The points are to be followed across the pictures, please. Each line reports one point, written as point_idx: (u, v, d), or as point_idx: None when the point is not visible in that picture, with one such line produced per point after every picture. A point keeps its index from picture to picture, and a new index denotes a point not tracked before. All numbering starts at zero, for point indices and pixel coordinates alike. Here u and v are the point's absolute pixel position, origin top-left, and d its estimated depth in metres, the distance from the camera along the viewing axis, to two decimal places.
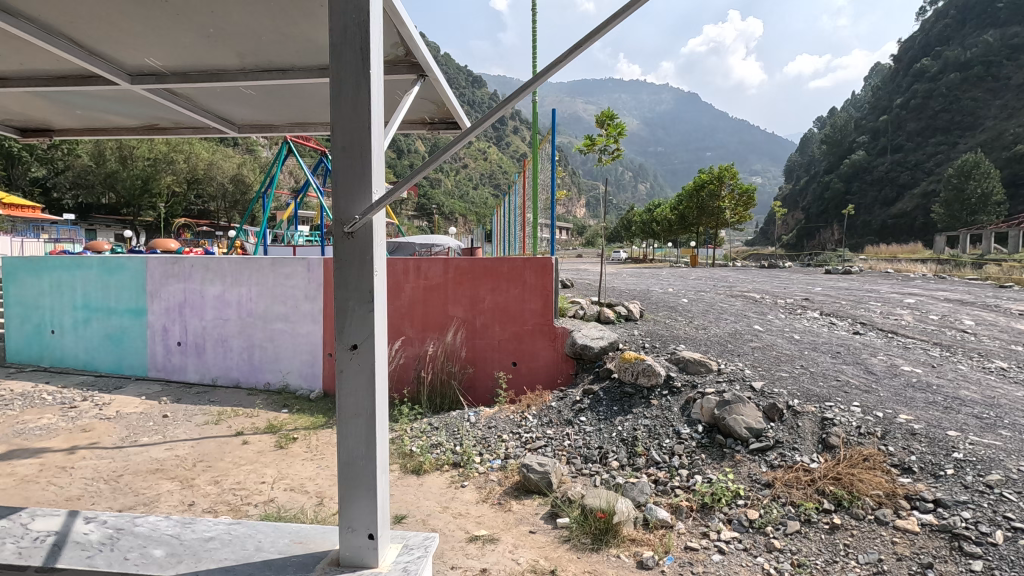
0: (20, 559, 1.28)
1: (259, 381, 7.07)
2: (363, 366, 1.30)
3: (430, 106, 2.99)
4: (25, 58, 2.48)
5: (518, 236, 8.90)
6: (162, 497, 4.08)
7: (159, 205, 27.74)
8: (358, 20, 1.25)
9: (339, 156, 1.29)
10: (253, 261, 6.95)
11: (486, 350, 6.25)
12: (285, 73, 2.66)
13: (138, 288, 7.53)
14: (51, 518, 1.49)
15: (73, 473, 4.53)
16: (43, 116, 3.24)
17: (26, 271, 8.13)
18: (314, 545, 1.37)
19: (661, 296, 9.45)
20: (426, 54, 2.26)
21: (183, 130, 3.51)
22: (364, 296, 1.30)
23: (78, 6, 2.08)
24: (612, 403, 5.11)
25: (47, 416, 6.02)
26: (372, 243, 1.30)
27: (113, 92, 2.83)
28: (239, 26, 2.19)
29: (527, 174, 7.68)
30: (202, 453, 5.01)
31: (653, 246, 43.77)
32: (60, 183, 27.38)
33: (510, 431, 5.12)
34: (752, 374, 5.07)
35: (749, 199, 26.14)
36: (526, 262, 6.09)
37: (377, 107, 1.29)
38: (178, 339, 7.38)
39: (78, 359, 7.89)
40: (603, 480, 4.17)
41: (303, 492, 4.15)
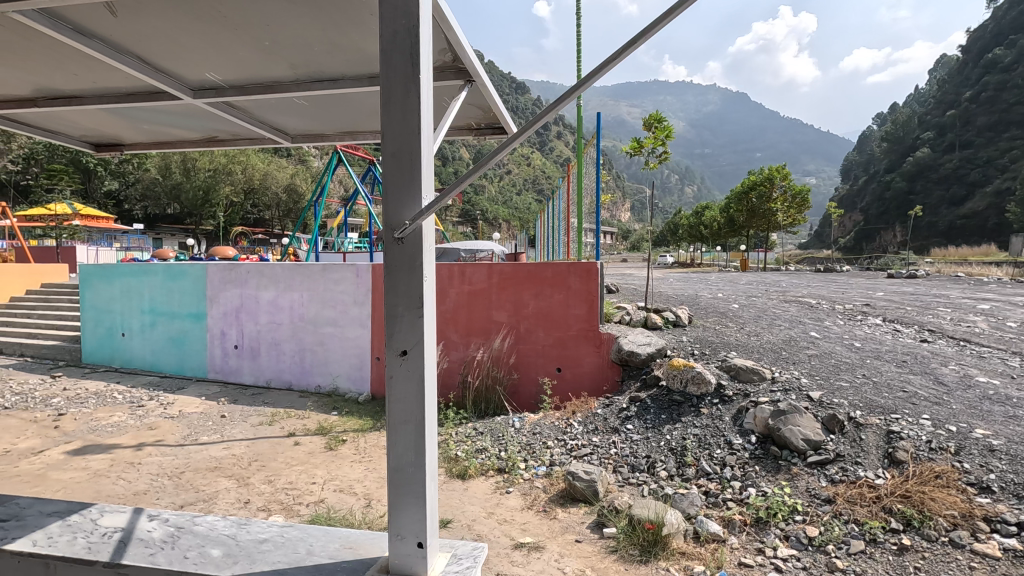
0: (88, 553, 1.29)
1: (310, 383, 7.28)
2: (412, 371, 1.29)
3: (476, 111, 2.96)
4: (96, 76, 2.60)
5: (562, 242, 8.87)
6: (220, 494, 4.24)
7: (219, 214, 29.26)
8: (407, 26, 1.24)
9: (389, 162, 1.29)
10: (304, 267, 7.19)
11: (531, 355, 6.21)
12: (336, 82, 2.69)
13: (198, 293, 7.90)
14: (118, 514, 1.51)
15: (139, 469, 4.78)
16: (115, 130, 3.44)
17: (98, 277, 8.65)
18: (364, 551, 1.36)
19: (710, 301, 9.19)
20: (475, 61, 2.23)
21: (240, 141, 3.63)
22: (414, 302, 1.28)
23: (145, 27, 2.17)
24: (660, 411, 4.98)
25: (117, 414, 6.38)
26: (421, 249, 1.29)
27: (178, 107, 2.96)
28: (291, 37, 2.23)
29: (571, 179, 7.64)
30: (256, 453, 5.19)
31: (700, 250, 42.81)
32: (131, 195, 29.37)
33: (555, 438, 5.07)
34: (809, 383, 4.84)
35: (802, 201, 25.08)
36: (569, 266, 6.04)
37: (427, 112, 1.29)
38: (235, 342, 7.69)
39: (145, 360, 8.35)
40: (651, 490, 4.06)
41: (352, 493, 4.24)
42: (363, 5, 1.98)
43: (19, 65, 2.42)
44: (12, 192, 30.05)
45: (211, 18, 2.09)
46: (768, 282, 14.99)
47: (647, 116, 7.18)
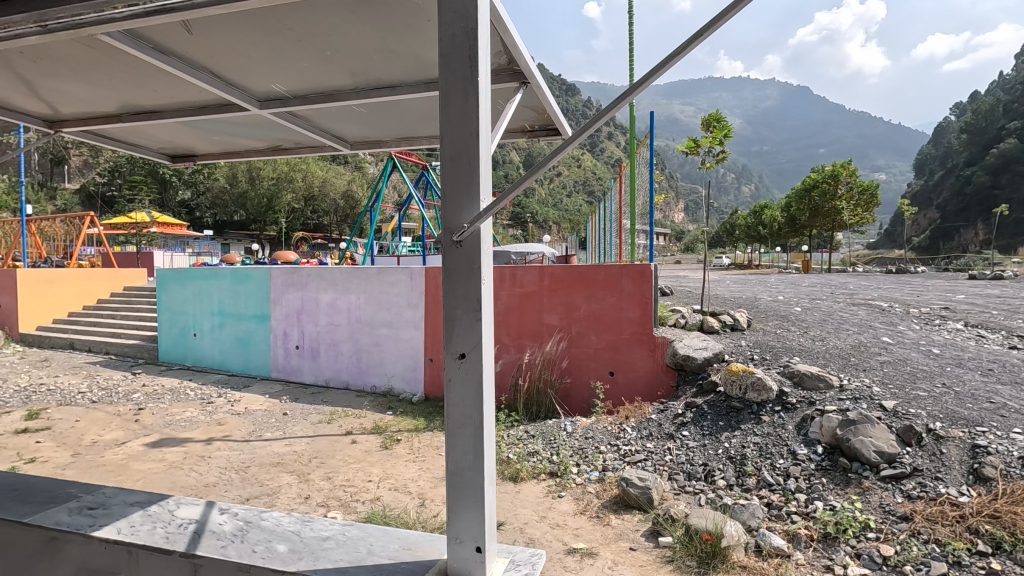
0: (166, 543, 1.34)
1: (366, 383, 7.49)
2: (470, 375, 1.26)
3: (530, 113, 2.92)
4: (174, 91, 2.73)
5: (614, 244, 8.74)
6: (283, 489, 4.42)
7: (281, 221, 30.68)
8: (466, 28, 1.21)
9: (447, 165, 1.27)
10: (360, 271, 7.41)
11: (583, 358, 6.15)
12: (393, 89, 2.73)
13: (263, 295, 8.28)
14: (193, 506, 1.57)
15: (210, 462, 5.05)
16: (189, 142, 3.64)
17: (173, 281, 9.22)
18: (422, 552, 1.36)
19: (770, 304, 8.82)
20: (530, 62, 2.18)
21: (302, 150, 3.77)
22: (472, 305, 1.26)
23: (216, 43, 2.23)
24: (717, 418, 4.81)
25: (190, 410, 6.77)
26: (480, 252, 1.27)
27: (246, 118, 3.09)
28: (352, 46, 2.26)
29: (623, 180, 7.54)
30: (316, 450, 5.38)
31: (757, 251, 41.23)
32: (202, 203, 31.28)
33: (607, 443, 4.98)
34: (881, 392, 4.55)
35: (870, 198, 23.66)
36: (622, 268, 5.94)
37: (485, 114, 1.27)
38: (297, 343, 8.00)
39: (215, 359, 8.84)
40: (709, 500, 3.91)
41: (406, 492, 4.32)
42: (421, 11, 1.98)
43: (108, 85, 2.59)
44: (100, 202, 32.67)
45: (279, 35, 2.15)
46: (833, 283, 14.35)
47: (706, 115, 7.08)
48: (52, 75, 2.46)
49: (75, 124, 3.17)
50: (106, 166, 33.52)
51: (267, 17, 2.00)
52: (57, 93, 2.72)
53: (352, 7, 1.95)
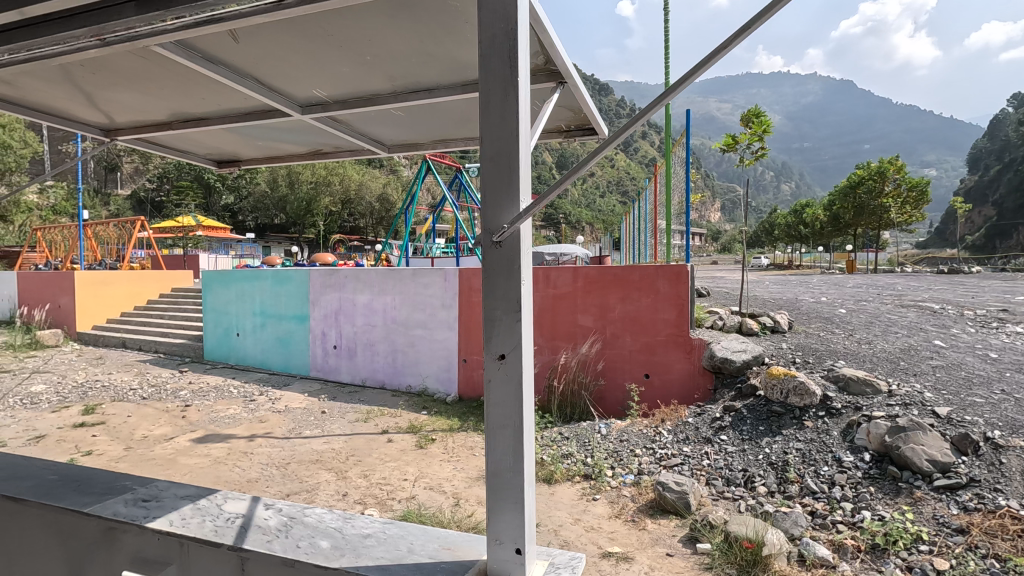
0: (215, 536, 1.38)
1: (401, 383, 7.59)
2: (510, 376, 1.24)
3: (568, 113, 2.88)
4: (220, 99, 2.81)
5: (648, 245, 8.61)
6: (321, 485, 4.52)
7: (319, 224, 31.45)
8: (506, 29, 1.20)
9: (487, 165, 1.25)
10: (396, 272, 7.52)
11: (618, 360, 6.08)
12: (430, 92, 2.74)
13: (302, 296, 8.50)
14: (239, 501, 1.61)
15: (252, 459, 5.20)
16: (234, 148, 3.77)
17: (217, 282, 9.56)
18: (462, 552, 1.35)
19: (813, 305, 8.53)
20: (568, 62, 2.13)
21: (342, 154, 3.84)
22: (512, 306, 1.23)
23: (260, 50, 2.28)
24: (758, 422, 4.68)
25: (233, 407, 7.00)
26: (520, 252, 1.23)
27: (288, 123, 3.16)
28: (391, 50, 2.27)
29: (658, 180, 7.43)
30: (353, 448, 5.48)
31: (798, 251, 39.99)
32: (244, 208, 32.34)
33: (643, 446, 4.91)
34: (934, 397, 4.35)
35: (920, 194, 22.64)
36: (658, 269, 5.86)
37: (525, 113, 1.24)
38: (334, 342, 8.18)
39: (256, 358, 9.11)
40: (749, 507, 3.80)
41: (441, 492, 4.36)
42: (459, 14, 1.98)
43: (159, 93, 2.69)
44: (150, 207, 34.18)
45: (321, 42, 2.19)
46: (879, 284, 13.83)
47: (746, 111, 6.90)
48: (108, 86, 2.58)
49: (129, 132, 3.32)
50: (155, 172, 35.03)
51: (309, 23, 2.03)
52: (112, 103, 2.84)
53: (391, 11, 1.95)
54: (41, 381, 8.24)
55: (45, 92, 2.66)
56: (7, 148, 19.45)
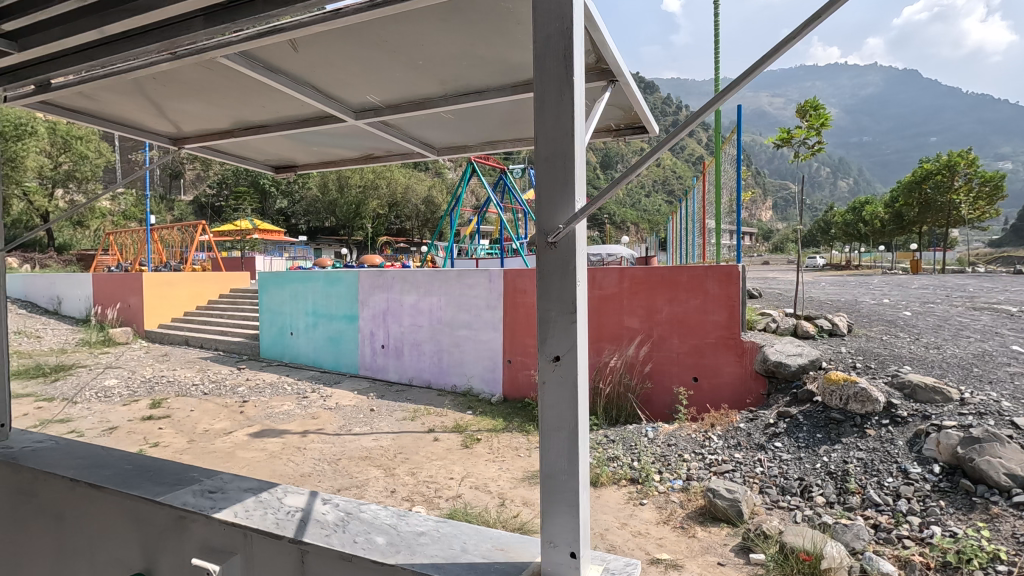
0: (277, 528, 1.43)
1: (447, 382, 7.69)
2: (566, 378, 1.21)
3: (618, 112, 2.82)
4: (278, 106, 2.92)
5: (697, 246, 8.39)
6: (370, 482, 4.63)
7: (367, 226, 32.29)
8: (561, 28, 1.19)
9: (542, 166, 1.24)
10: (442, 273, 7.62)
11: (665, 363, 5.96)
12: (480, 94, 2.76)
13: (351, 297, 8.74)
14: (298, 495, 1.66)
15: (305, 453, 5.38)
16: (290, 154, 3.91)
17: (272, 283, 9.95)
18: (515, 554, 1.35)
19: (874, 307, 8.11)
20: (620, 60, 2.09)
21: (392, 157, 3.92)
22: (567, 307, 1.21)
23: (317, 59, 2.34)
24: (815, 429, 4.49)
25: (287, 404, 7.27)
26: (575, 253, 1.21)
27: (342, 129, 3.25)
28: (443, 54, 2.30)
29: (707, 178, 7.24)
30: (401, 445, 5.59)
31: (857, 250, 38.10)
32: (297, 212, 33.56)
33: (691, 451, 4.79)
34: (1012, 407, 4.06)
35: (994, 189, 21.13)
36: (707, 269, 5.70)
37: (580, 113, 1.23)
38: (382, 342, 8.37)
39: (309, 357, 9.43)
40: (805, 518, 3.64)
41: (487, 492, 4.39)
42: (511, 17, 1.97)
43: (223, 103, 2.82)
44: (211, 213, 35.95)
45: (375, 49, 2.24)
46: (949, 285, 12.95)
47: (804, 102, 6.61)
48: (176, 97, 2.72)
49: (194, 140, 3.49)
50: (215, 178, 36.82)
51: (365, 32, 2.08)
52: (180, 113, 3.00)
53: (444, 16, 1.97)
54: (114, 376, 8.80)
55: (120, 104, 2.83)
56: (84, 158, 20.89)
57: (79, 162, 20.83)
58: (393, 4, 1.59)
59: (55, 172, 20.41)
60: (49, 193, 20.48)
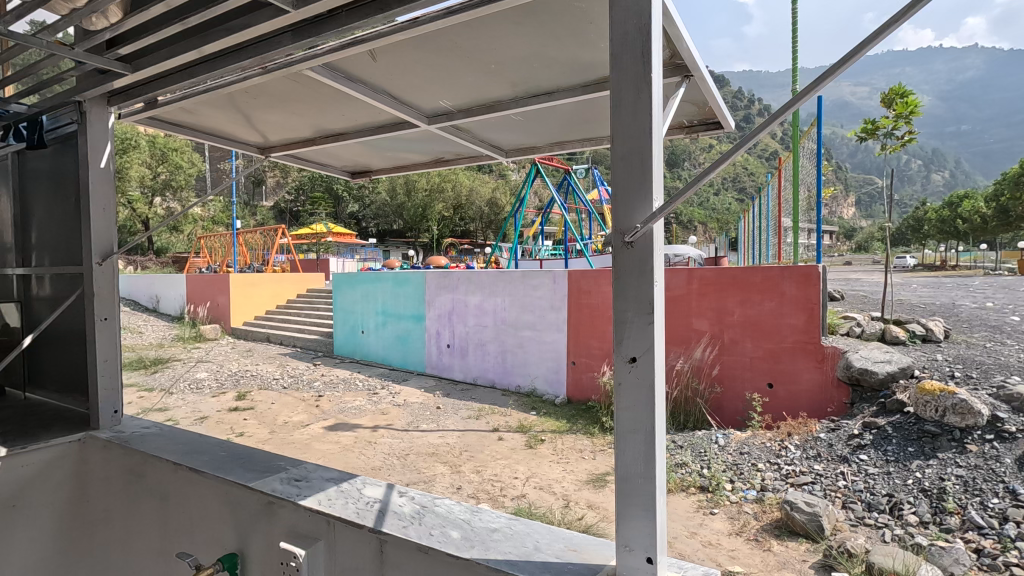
0: (357, 518, 1.50)
1: (511, 383, 7.75)
2: (643, 380, 1.19)
3: (692, 109, 2.73)
4: (357, 114, 3.05)
5: (772, 246, 7.99)
6: (437, 477, 4.75)
7: (433, 228, 33.07)
8: (639, 25, 1.17)
9: (619, 165, 1.22)
10: (506, 274, 7.69)
11: (737, 368, 5.72)
12: (550, 95, 2.76)
13: (419, 297, 8.99)
14: (376, 487, 1.73)
15: (375, 448, 5.60)
16: (365, 159, 4.07)
17: (345, 284, 10.40)
18: (588, 555, 1.34)
19: (976, 312, 7.41)
20: (696, 54, 2.02)
21: (461, 161, 4.00)
22: (644, 307, 1.18)
23: (392, 68, 2.43)
24: (906, 442, 4.17)
25: (359, 399, 7.58)
26: (653, 252, 1.19)
27: (415, 134, 3.35)
28: (514, 56, 2.32)
29: (783, 175, 6.88)
30: (466, 443, 5.69)
31: (954, 250, 34.95)
32: (367, 215, 34.90)
33: (766, 460, 4.57)
34: None
35: None
36: (783, 270, 5.42)
37: (658, 111, 1.20)
38: (448, 341, 8.55)
39: (378, 355, 9.79)
40: (895, 537, 3.38)
41: (551, 492, 4.39)
42: (584, 17, 1.96)
43: (305, 112, 2.98)
44: (289, 217, 38.10)
45: (449, 56, 2.29)
46: None
47: (888, 91, 6.18)
48: (264, 108, 2.90)
49: (279, 149, 3.71)
50: (293, 184, 38.89)
51: (440, 40, 2.13)
52: (267, 123, 3.19)
53: (517, 20, 1.98)
54: (204, 370, 9.50)
55: (215, 117, 3.05)
56: (179, 168, 22.69)
57: (175, 172, 22.61)
58: (470, 10, 1.62)
59: (154, 182, 22.26)
60: (149, 201, 22.36)
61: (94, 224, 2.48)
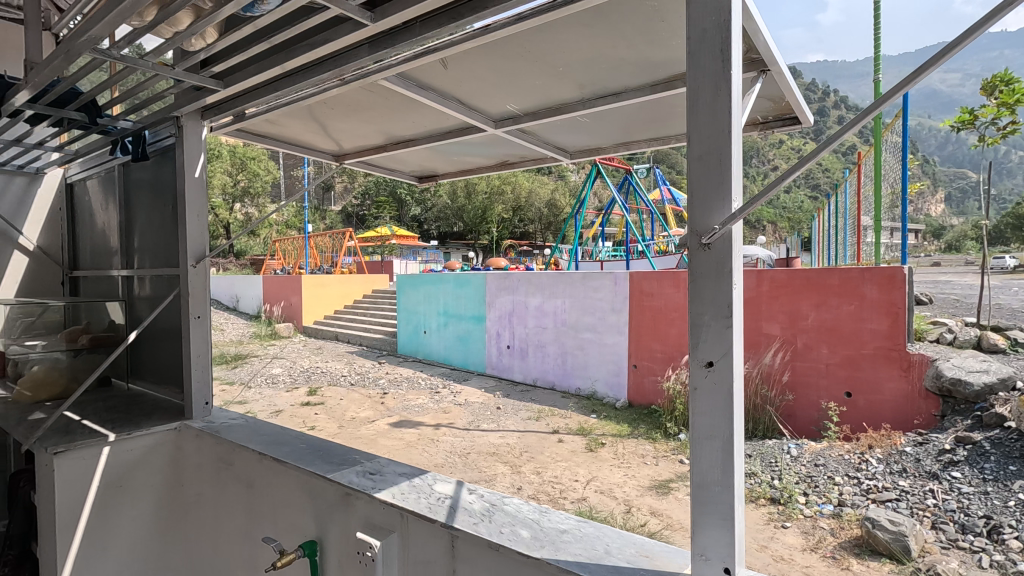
0: (430, 512, 1.54)
1: (571, 385, 7.72)
2: (720, 385, 1.15)
3: (768, 104, 2.61)
4: (426, 121, 3.14)
5: (850, 246, 7.53)
6: (498, 477, 4.80)
7: (493, 230, 33.43)
8: (718, 21, 1.14)
9: (695, 166, 1.20)
10: (566, 275, 7.67)
11: (811, 375, 5.43)
12: (618, 96, 2.74)
13: (479, 299, 9.13)
14: (446, 484, 1.77)
15: (438, 445, 5.72)
16: (432, 164, 4.18)
17: (408, 285, 10.71)
18: (661, 562, 1.32)
19: None
20: (773, 47, 1.93)
21: (526, 163, 4.02)
22: (722, 311, 1.15)
23: (462, 75, 2.49)
24: (1007, 461, 3.83)
25: (421, 397, 7.79)
26: (732, 254, 1.16)
27: (481, 138, 3.41)
28: (581, 58, 2.31)
29: (862, 171, 6.48)
30: (526, 444, 5.72)
31: None
32: (429, 218, 35.81)
33: (844, 474, 4.32)
34: None
35: None
36: (864, 272, 5.09)
37: (738, 108, 1.17)
38: (508, 342, 8.62)
39: (440, 355, 10.02)
40: (994, 563, 3.10)
41: (612, 497, 4.34)
42: (653, 16, 1.93)
43: (377, 120, 3.10)
44: (356, 221, 39.67)
45: (518, 60, 2.32)
46: None
47: (989, 78, 5.68)
48: (340, 118, 3.04)
49: (352, 155, 3.87)
50: (359, 189, 40.43)
51: (510, 45, 2.16)
52: (342, 131, 3.35)
53: (587, 21, 1.97)
54: (279, 365, 10.06)
55: (295, 127, 3.23)
56: (256, 175, 24.15)
57: (253, 179, 24.06)
58: (540, 15, 1.63)
59: (234, 189, 23.77)
60: (229, 207, 23.88)
61: (189, 230, 2.69)
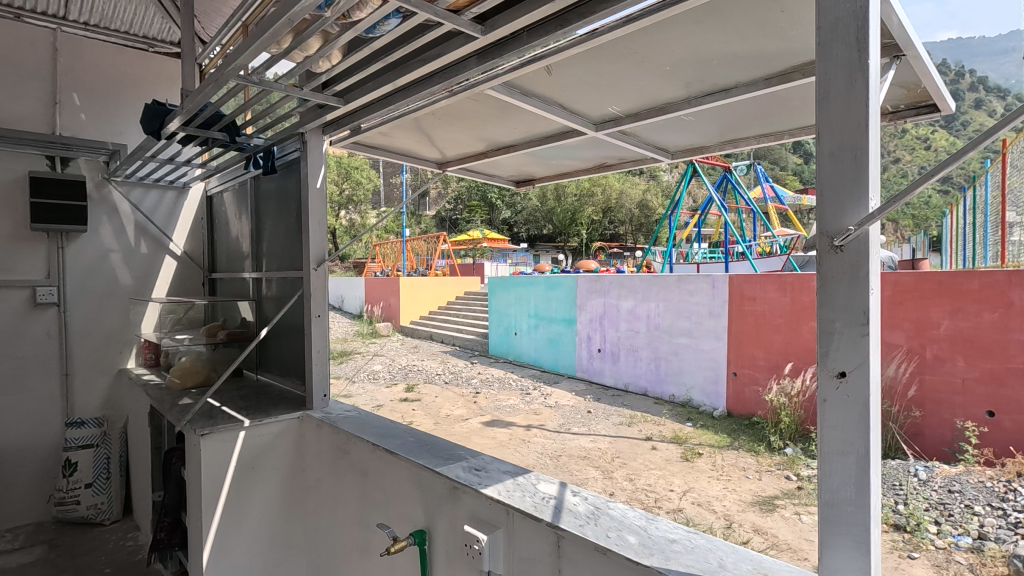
0: (536, 511, 1.57)
1: (665, 391, 7.47)
2: (854, 398, 1.08)
3: (900, 91, 2.39)
4: (527, 126, 3.19)
5: (991, 246, 6.67)
6: (590, 481, 4.77)
7: (583, 232, 33.20)
8: (853, 9, 1.08)
9: (826, 163, 1.12)
10: (660, 278, 7.47)
11: (943, 390, 4.88)
12: (727, 92, 2.62)
13: (570, 301, 9.11)
14: (549, 484, 1.79)
15: (529, 446, 5.79)
16: (530, 168, 4.24)
17: (499, 287, 10.91)
18: None
19: None
20: (910, 31, 1.77)
21: (625, 164, 3.96)
22: (857, 317, 1.08)
23: (564, 80, 2.51)
24: None
25: (513, 398, 7.91)
26: (869, 256, 1.08)
27: (580, 141, 3.41)
28: (688, 56, 2.25)
29: (1007, 160, 5.69)
30: (618, 449, 5.62)
31: None
32: (519, 220, 36.32)
33: (986, 503, 3.83)
34: None
35: None
36: (1011, 275, 4.49)
37: (876, 99, 1.08)
38: (599, 346, 8.52)
39: (530, 356, 10.11)
40: None
41: (711, 509, 4.16)
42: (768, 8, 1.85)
43: (480, 127, 3.20)
44: (449, 224, 41.14)
45: (622, 63, 2.30)
46: None
47: None
48: (445, 127, 3.18)
49: (455, 162, 4.02)
50: (452, 194, 41.81)
51: (615, 48, 2.15)
52: (445, 140, 3.49)
53: (697, 18, 1.92)
54: (379, 363, 10.65)
55: (403, 138, 3.42)
56: (359, 184, 25.81)
57: (356, 187, 25.72)
58: (650, 15, 1.61)
59: (340, 197, 25.56)
60: (335, 214, 25.68)
61: (311, 236, 2.93)
